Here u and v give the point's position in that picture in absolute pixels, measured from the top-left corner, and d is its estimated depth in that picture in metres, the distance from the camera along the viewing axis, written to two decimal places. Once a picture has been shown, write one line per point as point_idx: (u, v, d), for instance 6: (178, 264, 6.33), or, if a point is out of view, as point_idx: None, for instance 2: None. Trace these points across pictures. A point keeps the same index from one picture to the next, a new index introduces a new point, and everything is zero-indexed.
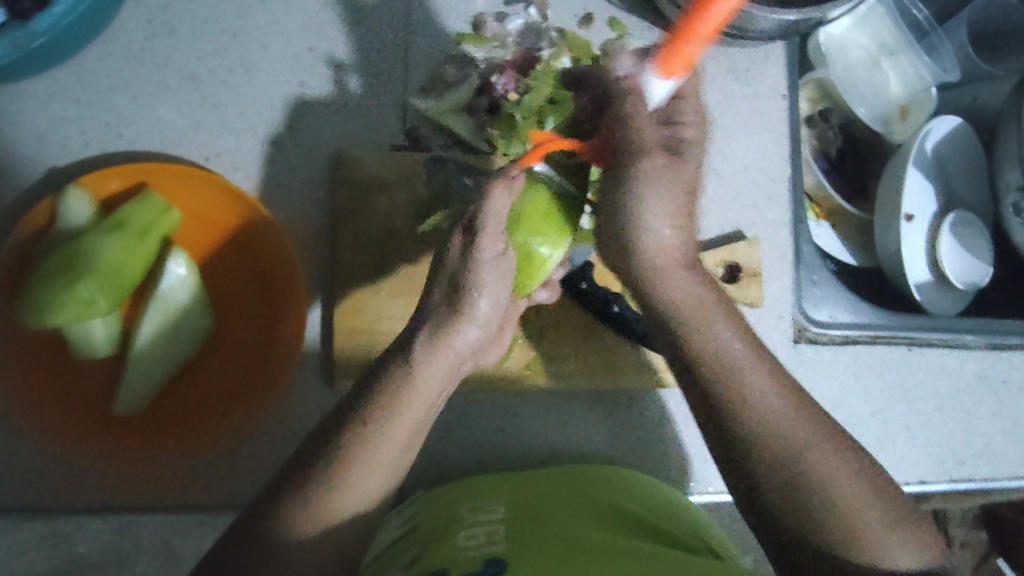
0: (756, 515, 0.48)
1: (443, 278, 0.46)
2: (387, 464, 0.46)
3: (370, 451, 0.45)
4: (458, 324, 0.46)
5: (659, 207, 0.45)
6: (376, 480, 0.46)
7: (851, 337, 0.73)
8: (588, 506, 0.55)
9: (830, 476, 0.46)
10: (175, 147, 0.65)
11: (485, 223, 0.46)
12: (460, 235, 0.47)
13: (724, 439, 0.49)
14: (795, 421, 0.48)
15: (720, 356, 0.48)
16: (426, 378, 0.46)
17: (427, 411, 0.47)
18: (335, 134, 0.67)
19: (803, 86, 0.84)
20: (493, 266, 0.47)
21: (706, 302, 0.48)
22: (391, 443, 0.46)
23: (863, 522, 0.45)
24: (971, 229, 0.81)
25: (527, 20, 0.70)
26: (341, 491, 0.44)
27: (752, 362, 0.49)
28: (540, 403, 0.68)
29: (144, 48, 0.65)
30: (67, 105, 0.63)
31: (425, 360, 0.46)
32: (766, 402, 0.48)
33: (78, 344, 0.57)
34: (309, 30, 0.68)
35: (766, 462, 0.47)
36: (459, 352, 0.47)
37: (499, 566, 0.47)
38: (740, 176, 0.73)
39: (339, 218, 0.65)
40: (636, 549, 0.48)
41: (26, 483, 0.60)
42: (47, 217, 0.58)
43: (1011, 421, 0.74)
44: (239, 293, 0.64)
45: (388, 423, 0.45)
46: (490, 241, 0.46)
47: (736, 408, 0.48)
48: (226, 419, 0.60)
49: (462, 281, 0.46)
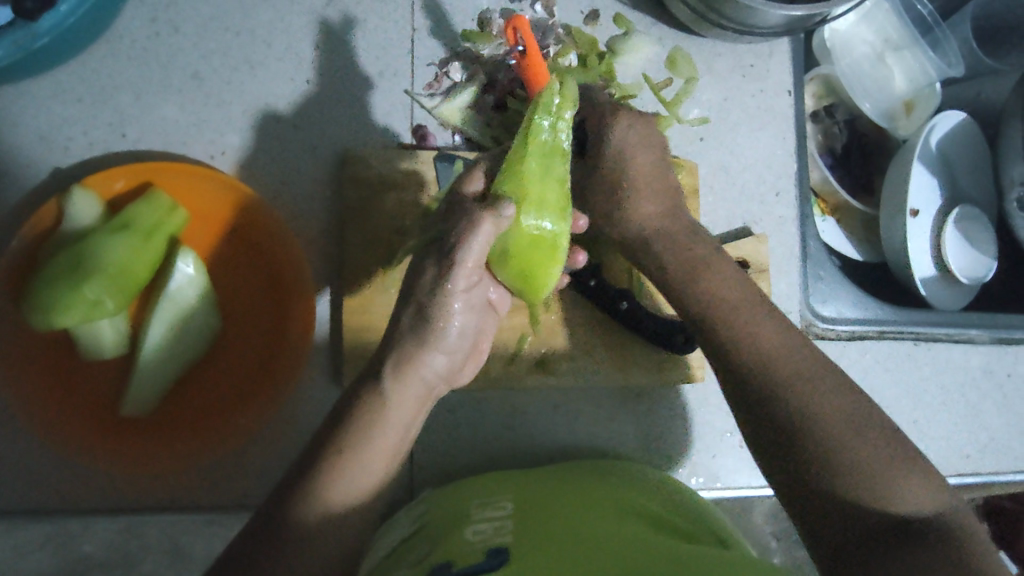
0: (785, 479, 0.51)
1: (415, 306, 0.47)
2: (365, 480, 0.46)
3: (351, 467, 0.45)
4: (427, 350, 0.47)
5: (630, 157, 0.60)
6: (358, 492, 0.46)
7: (857, 333, 0.73)
8: (602, 498, 0.55)
9: (838, 416, 0.50)
10: (180, 147, 0.64)
11: (461, 256, 0.46)
12: (434, 264, 0.46)
13: (753, 408, 0.53)
14: (801, 362, 0.53)
15: (751, 340, 0.55)
16: (399, 400, 0.47)
17: (401, 434, 0.48)
18: (342, 131, 0.67)
19: (810, 82, 0.82)
20: (463, 297, 0.47)
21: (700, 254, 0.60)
22: (370, 462, 0.46)
23: (877, 470, 0.47)
24: (976, 224, 0.81)
25: (535, 18, 0.70)
26: (325, 504, 0.45)
27: (751, 322, 0.56)
28: (548, 401, 0.68)
29: (148, 46, 0.65)
30: (71, 105, 0.63)
31: (396, 386, 0.47)
32: (794, 371, 0.53)
33: (87, 346, 0.57)
34: (314, 28, 0.68)
35: (798, 428, 0.50)
36: (429, 376, 0.48)
37: (502, 556, 0.47)
38: (746, 173, 0.73)
39: (346, 216, 0.64)
40: (646, 543, 0.47)
41: (34, 485, 0.60)
42: (54, 217, 0.57)
43: (1016, 414, 0.75)
44: (247, 296, 0.64)
45: (365, 443, 0.46)
46: (464, 277, 0.46)
47: (768, 374, 0.53)
48: (233, 423, 0.60)
49: (433, 306, 0.46)
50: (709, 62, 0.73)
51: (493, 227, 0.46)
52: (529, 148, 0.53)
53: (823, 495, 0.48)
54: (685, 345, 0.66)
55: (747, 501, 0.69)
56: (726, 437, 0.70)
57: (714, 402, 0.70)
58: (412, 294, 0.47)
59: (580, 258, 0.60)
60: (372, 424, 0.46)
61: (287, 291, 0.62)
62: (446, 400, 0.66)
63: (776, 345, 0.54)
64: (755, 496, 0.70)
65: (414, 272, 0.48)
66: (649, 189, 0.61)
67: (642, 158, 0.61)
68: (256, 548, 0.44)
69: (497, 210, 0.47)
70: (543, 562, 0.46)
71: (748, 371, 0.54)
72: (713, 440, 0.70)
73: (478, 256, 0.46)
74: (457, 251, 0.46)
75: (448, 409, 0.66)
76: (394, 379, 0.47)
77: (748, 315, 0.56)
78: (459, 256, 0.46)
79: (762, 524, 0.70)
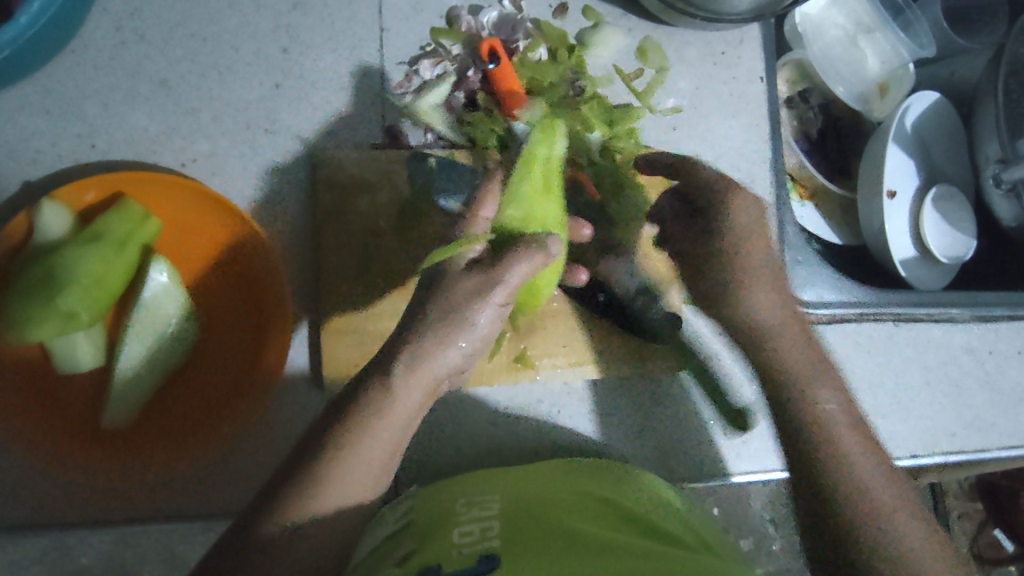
0: (805, 492, 0.58)
1: (446, 305, 0.47)
2: (360, 476, 0.47)
3: (345, 460, 0.46)
4: (441, 347, 0.47)
5: (747, 230, 0.60)
6: (351, 491, 0.46)
7: (837, 317, 0.73)
8: (599, 502, 0.54)
9: (866, 465, 0.57)
10: (149, 156, 0.64)
11: (507, 275, 0.48)
12: (479, 274, 0.48)
13: (792, 434, 0.59)
14: (841, 417, 0.58)
15: (806, 390, 0.59)
16: (404, 398, 0.47)
17: (399, 434, 0.48)
18: (313, 135, 0.67)
19: (782, 67, 0.83)
20: (495, 310, 0.49)
21: (786, 322, 0.61)
22: (366, 459, 0.46)
23: (892, 518, 0.54)
24: (954, 204, 0.81)
25: (502, 13, 0.70)
26: (308, 503, 0.45)
27: (811, 370, 0.60)
28: (532, 395, 0.67)
29: (113, 55, 0.64)
30: (36, 116, 0.62)
31: (405, 381, 0.47)
32: (851, 458, 0.57)
33: (63, 361, 0.57)
34: (282, 33, 0.67)
35: (828, 460, 0.57)
36: (438, 372, 0.48)
37: (495, 563, 0.47)
38: (720, 160, 0.72)
39: (320, 219, 0.64)
40: (634, 547, 0.48)
41: (14, 500, 0.60)
42: (24, 230, 0.57)
43: (1000, 390, 0.75)
44: (225, 305, 0.63)
45: (366, 438, 0.46)
46: (503, 292, 0.48)
47: (799, 401, 0.59)
48: (217, 429, 0.60)
49: (457, 312, 0.47)
50: (681, 51, 0.73)
51: (542, 263, 0.50)
52: (532, 172, 0.59)
53: (835, 530, 0.55)
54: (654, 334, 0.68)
55: (741, 489, 0.69)
56: (713, 426, 0.69)
57: (695, 394, 0.70)
58: (445, 294, 0.48)
59: (582, 276, 0.63)
60: (375, 420, 0.46)
61: (264, 302, 0.62)
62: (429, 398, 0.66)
63: (824, 399, 0.59)
64: (748, 484, 0.69)
65: (451, 273, 0.49)
66: (757, 280, 0.60)
67: (759, 244, 0.60)
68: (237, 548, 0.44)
69: (547, 248, 0.50)
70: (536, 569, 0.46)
71: (780, 392, 0.60)
72: (703, 430, 0.69)
73: (520, 281, 0.49)
74: (504, 270, 0.48)
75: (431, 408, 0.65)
76: (406, 373, 0.47)
77: (794, 350, 0.60)
78: (508, 273, 0.48)
79: (758, 511, 0.70)
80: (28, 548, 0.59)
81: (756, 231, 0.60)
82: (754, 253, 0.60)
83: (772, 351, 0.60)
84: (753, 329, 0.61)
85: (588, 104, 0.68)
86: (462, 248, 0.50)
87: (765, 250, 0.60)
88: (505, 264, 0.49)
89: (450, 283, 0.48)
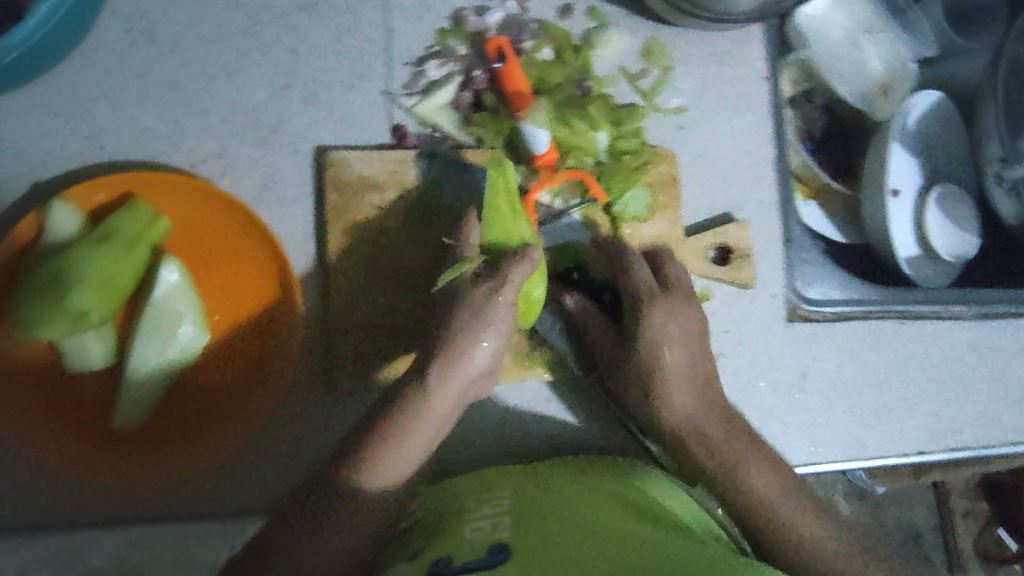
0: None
1: (467, 311, 0.55)
2: (401, 463, 0.54)
3: (384, 450, 0.53)
4: (466, 348, 0.55)
5: (669, 339, 0.62)
6: (389, 478, 0.54)
7: (844, 315, 0.73)
8: (607, 499, 0.54)
9: (824, 546, 0.56)
10: (160, 156, 0.64)
11: (511, 274, 0.55)
12: (487, 281, 0.56)
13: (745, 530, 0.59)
14: (788, 499, 0.59)
15: (744, 478, 0.60)
16: (440, 394, 0.55)
17: (435, 428, 0.56)
18: (321, 136, 0.67)
19: (785, 69, 0.81)
20: (507, 311, 0.56)
21: (708, 415, 0.62)
22: (405, 452, 0.54)
23: None
24: (957, 202, 0.82)
25: (509, 14, 0.70)
26: (354, 488, 0.53)
27: (742, 452, 0.61)
28: (541, 394, 0.68)
29: (122, 57, 0.65)
30: (47, 118, 0.63)
31: (440, 382, 0.55)
32: (791, 517, 0.58)
33: (74, 360, 0.57)
34: (289, 34, 0.68)
35: (783, 546, 0.57)
36: (469, 371, 0.56)
37: (504, 554, 0.47)
38: (725, 159, 0.73)
39: (330, 219, 0.64)
40: (646, 539, 0.48)
41: (27, 502, 0.60)
42: (34, 231, 0.57)
43: (1005, 386, 0.75)
44: (233, 305, 0.63)
45: (405, 430, 0.54)
46: (510, 292, 0.55)
47: (742, 492, 0.59)
48: (231, 427, 0.61)
49: (471, 317, 0.55)
50: (685, 51, 0.74)
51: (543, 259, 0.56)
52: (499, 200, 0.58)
53: None
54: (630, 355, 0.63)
55: None
56: None
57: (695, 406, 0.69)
58: (463, 303, 0.56)
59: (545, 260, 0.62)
60: (414, 412, 0.54)
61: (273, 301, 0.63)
62: None
63: (762, 481, 0.59)
64: None
65: (463, 285, 0.57)
66: (681, 382, 0.62)
67: (678, 353, 0.62)
68: (288, 530, 0.51)
69: (530, 254, 0.56)
70: (544, 561, 0.45)
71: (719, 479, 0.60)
72: None
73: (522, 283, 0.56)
74: (506, 271, 0.56)
75: None
76: (440, 376, 0.55)
77: (728, 438, 0.61)
78: (509, 273, 0.55)
79: None
80: (39, 549, 0.59)
81: (677, 340, 0.62)
82: (674, 360, 0.62)
83: (702, 447, 0.61)
84: (680, 426, 0.62)
85: (595, 103, 0.68)
86: (461, 270, 0.57)
87: (685, 355, 0.63)
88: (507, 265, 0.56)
89: (464, 295, 0.56)
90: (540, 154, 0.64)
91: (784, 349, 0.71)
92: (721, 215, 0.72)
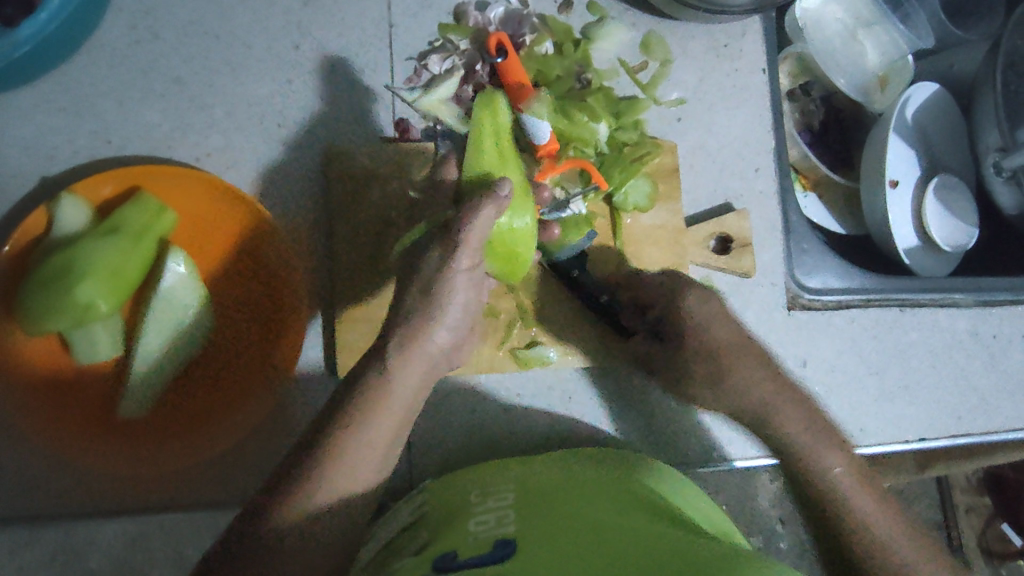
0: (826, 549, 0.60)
1: (421, 282, 0.49)
2: (364, 464, 0.47)
3: (342, 452, 0.46)
4: (426, 325, 0.48)
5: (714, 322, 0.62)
6: (351, 482, 0.47)
7: (844, 303, 0.73)
8: (610, 490, 0.55)
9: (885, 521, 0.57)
10: (165, 151, 0.65)
11: (465, 234, 0.49)
12: (439, 246, 0.49)
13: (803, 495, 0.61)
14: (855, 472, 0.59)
15: (808, 448, 0.59)
16: (400, 378, 0.48)
17: (404, 411, 0.49)
18: (324, 131, 0.68)
19: (784, 61, 0.83)
20: (467, 274, 0.50)
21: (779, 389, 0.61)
22: (368, 445, 0.47)
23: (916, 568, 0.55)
24: (955, 193, 0.82)
25: (508, 9, 0.71)
26: (308, 504, 0.45)
27: (808, 422, 0.60)
28: (543, 382, 0.69)
29: (127, 54, 0.66)
30: (53, 114, 0.64)
31: (398, 366, 0.48)
32: (824, 456, 0.59)
33: (83, 351, 0.58)
34: (293, 30, 0.68)
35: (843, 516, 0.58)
36: (431, 349, 0.49)
37: (510, 547, 0.48)
38: (723, 151, 0.74)
39: (334, 211, 0.65)
40: (655, 532, 0.48)
41: (32, 493, 0.61)
42: (42, 225, 0.58)
43: (1004, 374, 0.75)
44: (240, 296, 0.64)
45: (364, 425, 0.47)
46: (467, 252, 0.49)
47: (807, 462, 0.59)
48: (234, 415, 0.61)
49: (433, 289, 0.48)
50: (683, 44, 0.74)
51: (495, 210, 0.50)
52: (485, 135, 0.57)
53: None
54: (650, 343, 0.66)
55: (749, 473, 0.71)
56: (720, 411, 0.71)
57: None
58: (417, 275, 0.49)
59: (555, 232, 0.63)
60: (371, 402, 0.47)
61: (276, 288, 0.63)
62: (442, 386, 0.66)
63: (832, 453, 0.59)
64: (755, 468, 0.71)
65: (418, 256, 0.51)
66: (739, 356, 0.62)
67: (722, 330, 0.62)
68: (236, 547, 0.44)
69: (493, 196, 0.50)
70: (547, 556, 0.45)
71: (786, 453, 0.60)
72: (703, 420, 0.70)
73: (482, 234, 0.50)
74: (459, 231, 0.49)
75: (445, 396, 0.66)
76: (398, 359, 0.48)
77: (794, 413, 0.60)
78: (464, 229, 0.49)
79: (768, 507, 0.72)
80: (46, 539, 0.60)
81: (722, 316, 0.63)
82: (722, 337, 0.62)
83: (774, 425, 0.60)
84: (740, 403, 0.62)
85: (594, 95, 0.68)
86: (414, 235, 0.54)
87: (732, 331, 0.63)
88: (458, 226, 0.49)
89: (418, 265, 0.50)
90: (542, 144, 0.63)
91: (783, 337, 0.71)
92: (720, 205, 0.73)
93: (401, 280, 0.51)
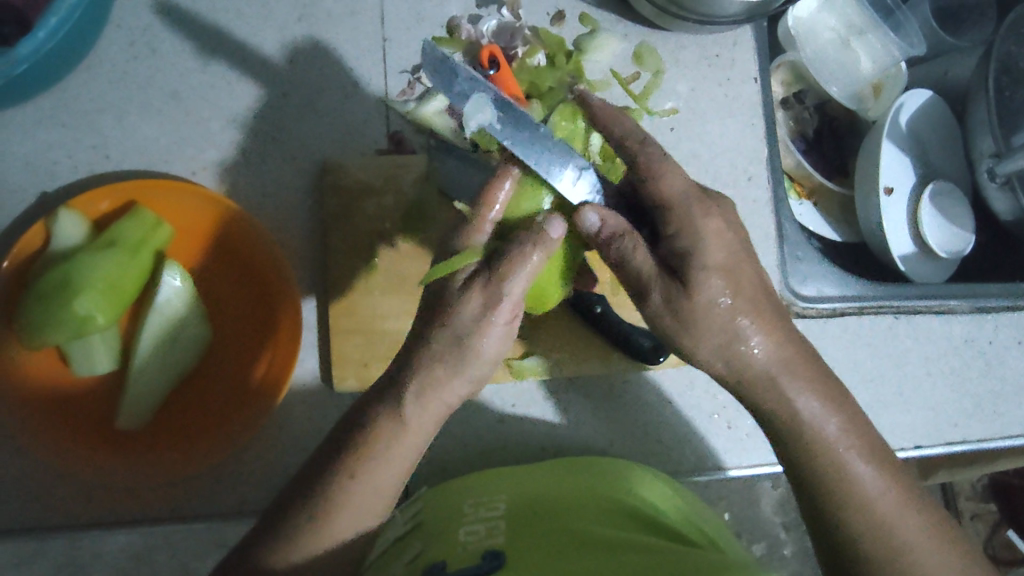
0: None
1: (449, 333, 0.46)
2: (370, 501, 0.47)
3: (343, 492, 0.46)
4: (450, 376, 0.46)
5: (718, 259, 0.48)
6: (354, 521, 0.47)
7: (836, 310, 0.74)
8: (598, 503, 0.55)
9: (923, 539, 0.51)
10: (162, 165, 0.66)
11: (508, 286, 0.46)
12: (478, 291, 0.46)
13: (825, 514, 0.53)
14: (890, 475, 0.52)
15: (835, 451, 0.52)
16: (416, 424, 0.46)
17: (413, 454, 0.48)
18: (320, 142, 0.69)
19: (777, 69, 0.84)
20: (503, 328, 0.47)
21: (823, 385, 0.52)
22: (375, 487, 0.46)
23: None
24: (950, 199, 0.82)
25: (502, 22, 0.72)
26: (306, 542, 0.45)
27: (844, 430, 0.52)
28: (537, 392, 0.69)
29: (126, 69, 0.67)
30: (52, 129, 0.65)
31: (416, 414, 0.46)
32: (840, 454, 0.51)
33: (80, 363, 0.58)
34: (289, 44, 0.69)
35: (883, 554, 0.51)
36: (450, 398, 0.47)
37: (498, 560, 0.48)
38: (717, 160, 0.74)
39: (328, 222, 0.66)
40: (642, 543, 0.48)
41: (31, 503, 0.61)
42: (41, 241, 0.59)
43: (999, 380, 0.75)
44: (239, 306, 0.65)
45: (372, 467, 0.46)
46: (509, 308, 0.47)
47: (817, 462, 0.52)
48: (229, 427, 0.61)
49: (466, 339, 0.46)
50: (676, 54, 0.75)
51: (543, 259, 0.47)
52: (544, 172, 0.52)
53: None
54: (655, 353, 0.67)
55: (749, 481, 0.71)
56: (715, 419, 0.71)
57: (699, 385, 0.71)
58: (448, 320, 0.46)
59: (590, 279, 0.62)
60: (384, 448, 0.46)
61: (271, 297, 0.63)
62: None
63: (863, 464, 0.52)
64: (755, 477, 0.71)
65: (449, 292, 0.47)
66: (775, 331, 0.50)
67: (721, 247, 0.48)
68: None
69: (543, 241, 0.47)
70: (533, 567, 0.46)
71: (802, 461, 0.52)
72: (700, 427, 0.70)
73: (521, 289, 0.47)
74: (505, 281, 0.46)
75: None
76: (416, 405, 0.46)
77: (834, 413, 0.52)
78: (509, 286, 0.46)
79: (771, 514, 0.71)
80: (45, 549, 0.60)
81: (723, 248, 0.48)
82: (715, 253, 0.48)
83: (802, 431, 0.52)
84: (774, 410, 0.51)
85: None
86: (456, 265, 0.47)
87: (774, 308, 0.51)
88: (502, 274, 0.46)
89: (452, 306, 0.46)
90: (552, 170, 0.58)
91: None
92: None
93: (422, 318, 0.48)
